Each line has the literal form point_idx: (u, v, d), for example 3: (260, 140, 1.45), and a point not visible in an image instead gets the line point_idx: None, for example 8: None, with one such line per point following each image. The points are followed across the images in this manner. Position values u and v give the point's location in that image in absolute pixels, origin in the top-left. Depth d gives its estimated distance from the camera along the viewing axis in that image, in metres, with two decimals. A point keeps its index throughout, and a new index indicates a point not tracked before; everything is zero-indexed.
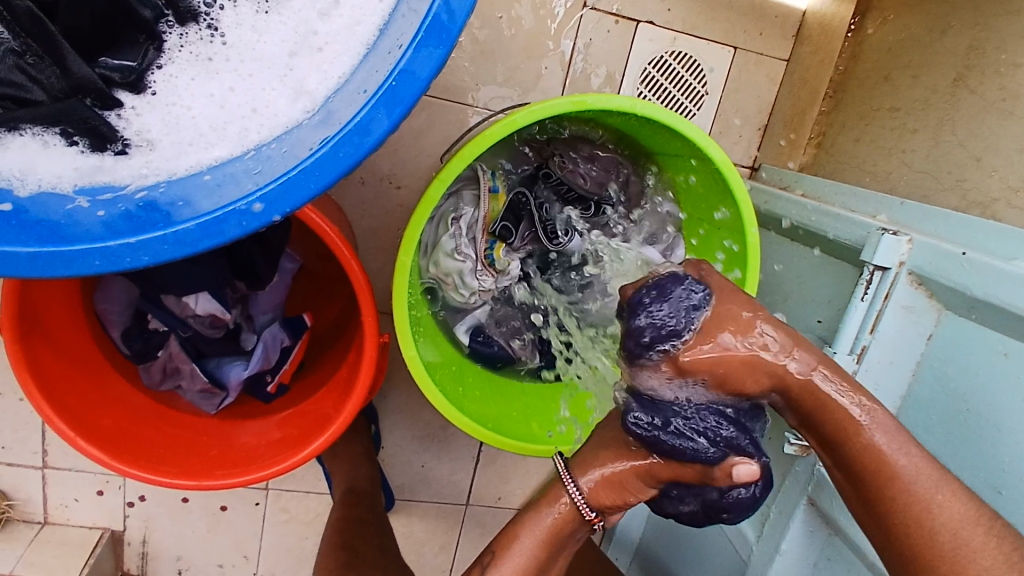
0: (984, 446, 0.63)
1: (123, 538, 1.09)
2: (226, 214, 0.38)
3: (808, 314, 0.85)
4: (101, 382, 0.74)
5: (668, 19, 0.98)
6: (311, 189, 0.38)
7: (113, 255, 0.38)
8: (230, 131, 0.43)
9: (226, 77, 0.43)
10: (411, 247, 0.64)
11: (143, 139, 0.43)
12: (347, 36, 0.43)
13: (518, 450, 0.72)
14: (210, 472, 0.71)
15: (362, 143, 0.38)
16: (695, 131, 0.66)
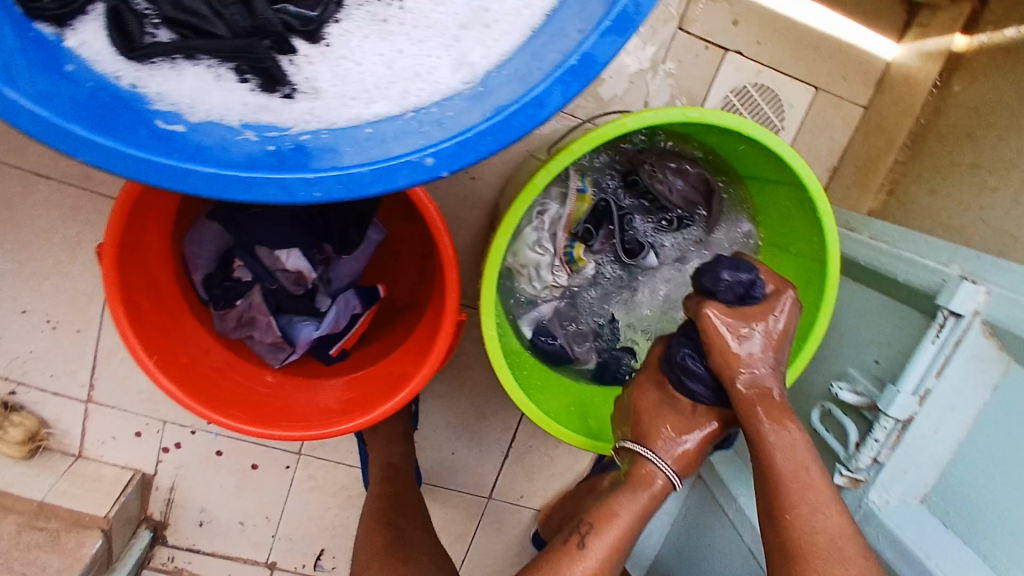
0: None
1: (152, 482, 1.11)
2: (401, 163, 0.40)
3: (866, 353, 0.87)
4: (179, 320, 0.76)
5: (756, 51, 1.00)
6: (480, 152, 0.40)
7: (288, 187, 0.40)
8: (392, 91, 0.46)
9: (397, 40, 0.46)
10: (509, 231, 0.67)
11: (310, 86, 0.45)
12: (515, 17, 0.46)
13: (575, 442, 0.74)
14: (276, 422, 0.74)
15: (536, 114, 0.40)
16: (794, 157, 0.68)
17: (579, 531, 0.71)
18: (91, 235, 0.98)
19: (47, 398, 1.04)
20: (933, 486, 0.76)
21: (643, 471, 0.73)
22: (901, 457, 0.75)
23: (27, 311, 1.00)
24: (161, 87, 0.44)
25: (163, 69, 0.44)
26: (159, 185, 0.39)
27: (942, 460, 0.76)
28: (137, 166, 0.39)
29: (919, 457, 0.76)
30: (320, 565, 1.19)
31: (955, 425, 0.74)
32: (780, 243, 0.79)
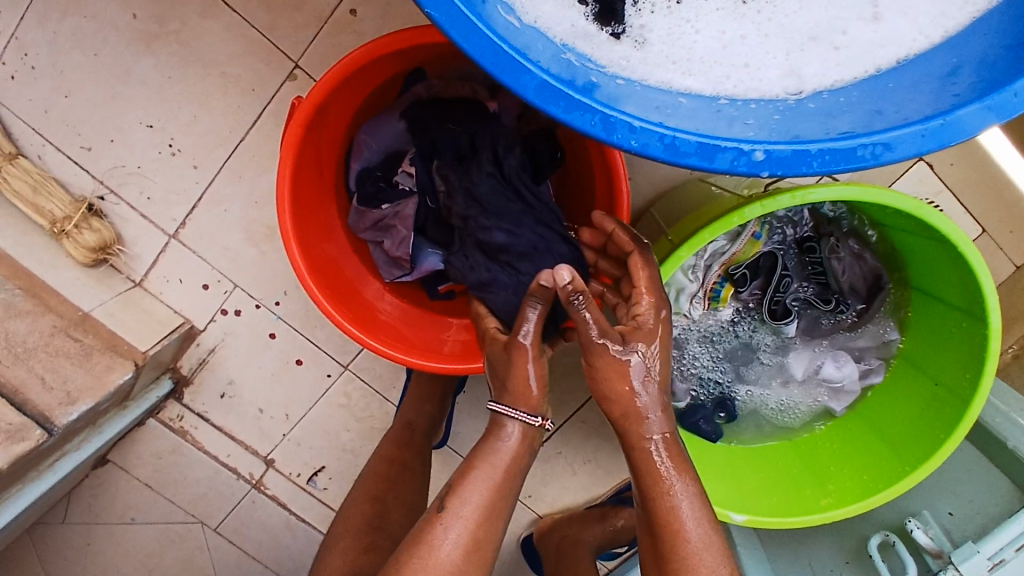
0: None
1: (196, 336, 1.08)
2: (729, 146, 0.38)
3: (939, 502, 0.86)
4: (322, 200, 0.75)
5: (945, 171, 0.99)
6: (811, 167, 0.38)
7: (610, 124, 0.38)
8: (716, 71, 0.44)
9: (744, 24, 0.44)
10: (695, 246, 0.68)
11: (640, 35, 0.44)
12: (866, 51, 0.44)
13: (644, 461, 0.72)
14: (377, 335, 0.72)
15: (879, 154, 0.38)
16: (993, 292, 0.66)
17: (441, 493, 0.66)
18: (246, 83, 0.97)
19: (134, 218, 1.03)
20: None
21: (497, 424, 0.67)
22: None
23: (155, 128, 0.99)
24: None
25: None
26: (487, 70, 0.38)
27: None
28: (474, 42, 0.37)
29: None
30: (314, 480, 1.16)
31: None
32: (918, 365, 0.77)
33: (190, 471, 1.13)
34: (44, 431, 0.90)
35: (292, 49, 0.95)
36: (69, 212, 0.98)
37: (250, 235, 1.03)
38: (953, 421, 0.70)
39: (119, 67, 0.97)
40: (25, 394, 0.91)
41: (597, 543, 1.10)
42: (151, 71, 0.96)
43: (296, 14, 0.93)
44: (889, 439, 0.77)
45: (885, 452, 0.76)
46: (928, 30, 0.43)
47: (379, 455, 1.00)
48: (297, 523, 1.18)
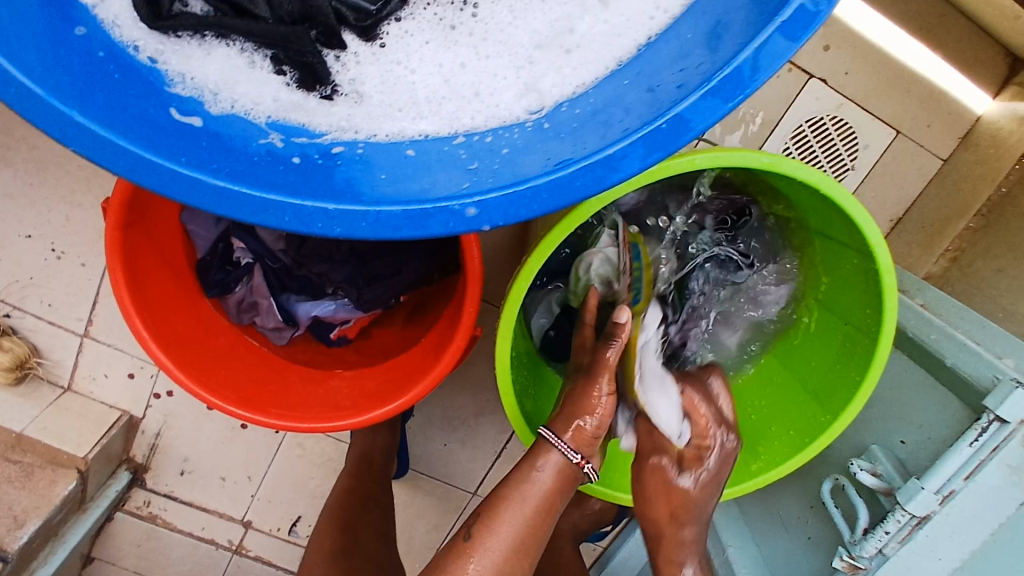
0: None
1: (139, 425, 1.08)
2: (437, 210, 0.35)
3: (892, 431, 0.83)
4: (179, 285, 0.73)
5: (842, 83, 0.92)
6: (532, 209, 0.35)
7: (304, 216, 0.35)
8: (445, 108, 0.40)
9: (461, 51, 0.40)
10: (544, 253, 0.63)
11: (354, 90, 0.40)
12: (602, 45, 0.39)
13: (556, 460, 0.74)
14: (266, 409, 0.70)
15: (605, 178, 0.34)
16: (870, 228, 0.62)
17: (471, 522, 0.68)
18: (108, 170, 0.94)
19: (42, 327, 1.01)
20: None
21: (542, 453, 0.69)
22: (909, 554, 0.74)
23: (33, 237, 0.96)
24: (184, 67, 0.39)
25: (189, 45, 0.39)
26: (161, 192, 0.34)
27: (950, 564, 0.74)
28: (136, 166, 0.34)
29: (927, 557, 0.74)
30: (295, 531, 1.16)
31: (971, 533, 0.73)
32: (827, 303, 0.74)
33: (171, 550, 1.14)
34: None
35: None
36: None
37: None
38: (867, 362, 0.67)
39: None
40: None
41: (579, 531, 1.10)
42: (11, 182, 0.93)
43: None
44: (811, 388, 0.74)
45: (810, 401, 0.74)
46: (666, 3, 0.38)
47: (330, 504, 0.99)
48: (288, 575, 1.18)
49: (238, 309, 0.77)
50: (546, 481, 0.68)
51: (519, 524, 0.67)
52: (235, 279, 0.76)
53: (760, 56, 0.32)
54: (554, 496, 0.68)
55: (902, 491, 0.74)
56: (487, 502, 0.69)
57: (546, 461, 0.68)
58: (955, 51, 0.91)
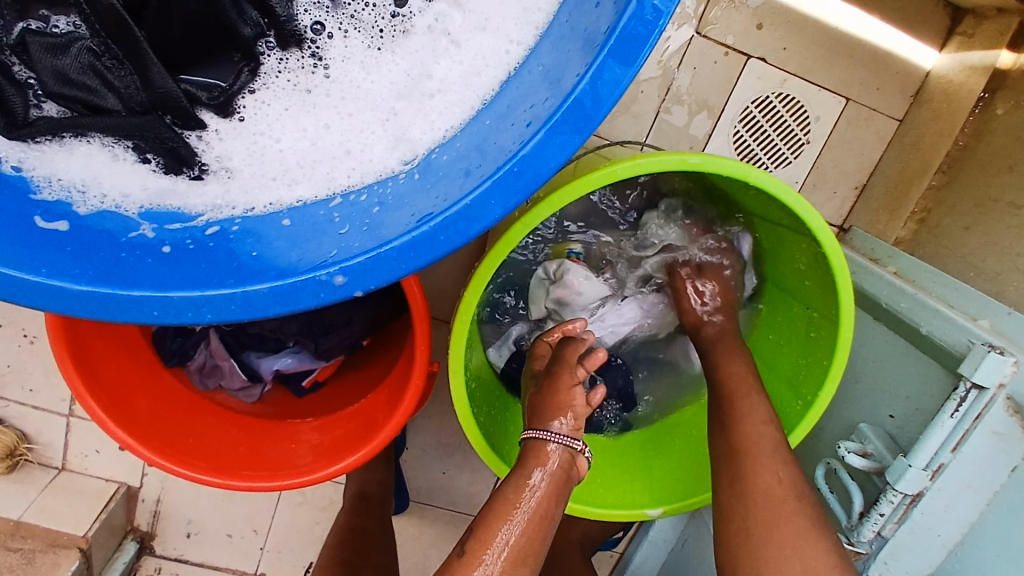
0: None
1: (139, 494, 1.10)
2: (305, 283, 0.34)
3: (881, 406, 0.79)
4: (137, 363, 0.73)
5: (782, 59, 0.90)
6: (400, 269, 0.34)
7: (174, 308, 0.34)
8: (317, 171, 0.39)
9: (323, 113, 0.39)
10: (480, 284, 0.62)
11: (222, 166, 0.39)
12: (463, 86, 0.38)
13: None
14: (236, 473, 0.70)
15: (467, 228, 0.33)
16: (808, 212, 0.60)
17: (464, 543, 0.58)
18: None
19: (29, 412, 1.02)
20: (938, 566, 0.70)
21: (542, 451, 0.62)
22: (907, 536, 0.69)
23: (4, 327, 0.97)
24: (51, 168, 0.38)
25: (48, 148, 0.38)
26: (28, 306, 0.34)
27: (951, 541, 0.69)
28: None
29: (927, 536, 0.69)
30: None
31: (969, 507, 0.67)
32: (790, 290, 0.72)
33: None
34: None
35: None
36: None
37: None
38: (831, 348, 0.65)
39: None
40: None
41: (588, 542, 1.08)
42: None
43: None
44: (787, 378, 0.73)
45: (784, 390, 0.72)
46: (519, 35, 0.38)
47: None
48: None
49: (201, 376, 0.77)
50: (542, 485, 0.60)
51: (520, 529, 0.57)
52: (192, 345, 0.75)
53: (598, 86, 0.31)
54: (555, 501, 0.60)
55: (891, 470, 0.68)
56: (482, 513, 0.59)
57: (545, 462, 0.62)
58: (894, 9, 0.88)
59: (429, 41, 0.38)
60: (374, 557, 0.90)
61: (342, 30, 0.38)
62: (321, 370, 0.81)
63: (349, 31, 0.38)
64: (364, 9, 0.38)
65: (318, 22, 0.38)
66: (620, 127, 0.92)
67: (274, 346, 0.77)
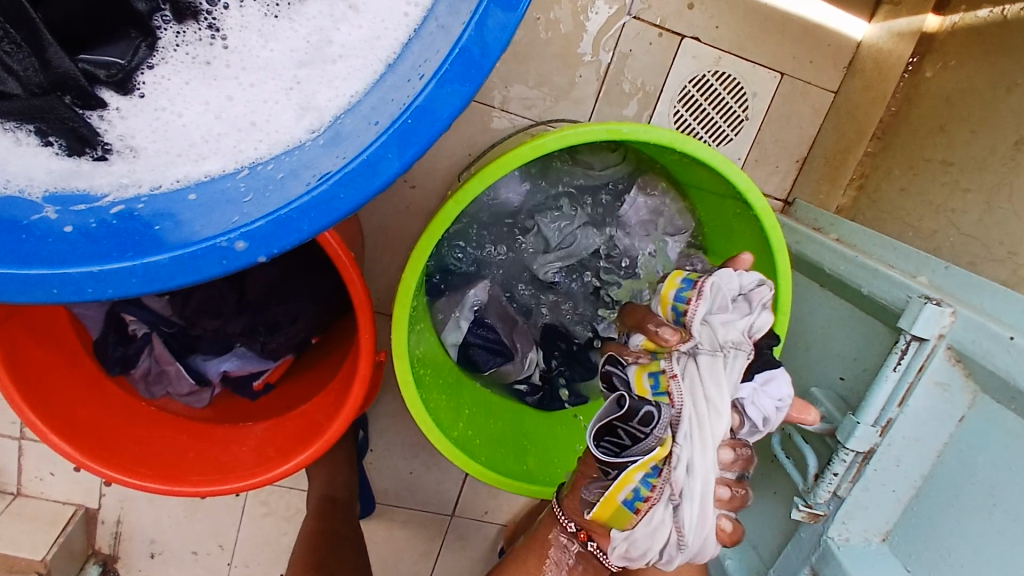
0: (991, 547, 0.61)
1: (98, 516, 1.06)
2: (206, 250, 0.33)
3: (829, 369, 0.80)
4: (77, 373, 0.70)
5: (715, 37, 0.91)
6: (303, 230, 0.33)
7: (74, 283, 0.33)
8: (223, 145, 0.39)
9: (225, 84, 0.38)
10: (418, 267, 0.62)
11: (126, 145, 0.38)
12: (365, 51, 0.38)
13: (495, 480, 0.70)
14: (184, 478, 0.68)
15: (367, 183, 0.33)
16: (737, 175, 0.61)
17: None
18: None
19: None
20: (895, 524, 0.71)
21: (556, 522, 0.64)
22: (862, 494, 0.69)
23: None
24: None
25: None
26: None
27: (906, 495, 0.70)
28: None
29: (881, 493, 0.70)
30: None
31: (919, 460, 0.68)
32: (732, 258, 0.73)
33: None
34: None
35: None
36: None
37: None
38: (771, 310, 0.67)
39: None
40: None
41: None
42: None
43: None
44: None
45: None
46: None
47: None
48: None
49: (148, 384, 0.75)
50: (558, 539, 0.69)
51: None
52: (135, 353, 0.73)
53: (483, 32, 0.32)
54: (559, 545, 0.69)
55: (841, 430, 0.70)
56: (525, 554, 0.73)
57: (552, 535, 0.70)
58: None
59: (328, 6, 0.38)
60: (337, 561, 0.88)
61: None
62: (272, 372, 0.79)
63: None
64: None
65: None
66: (562, 113, 0.93)
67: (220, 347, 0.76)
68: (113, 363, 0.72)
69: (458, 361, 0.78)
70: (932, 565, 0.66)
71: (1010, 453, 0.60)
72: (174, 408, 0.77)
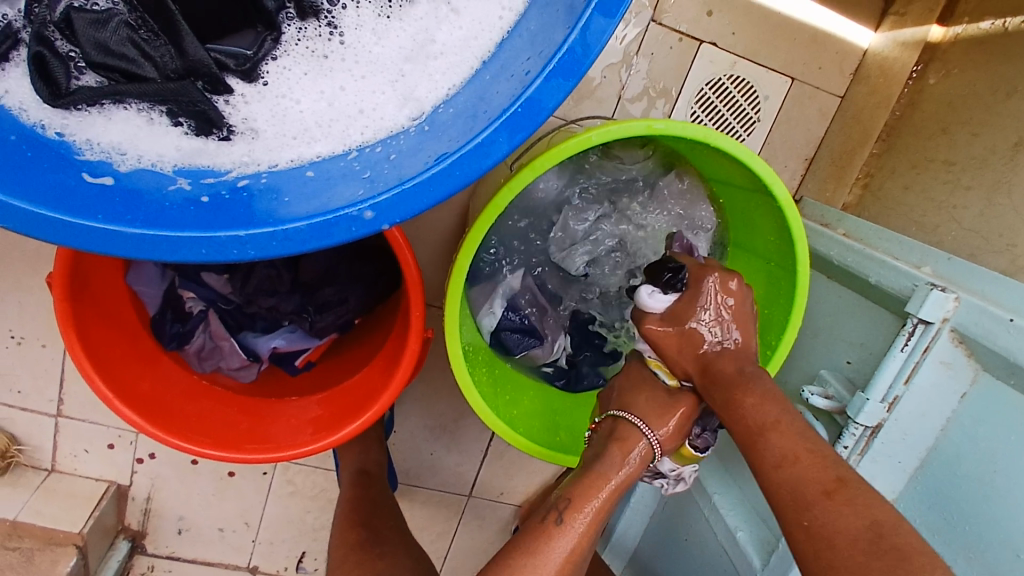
0: (993, 510, 0.67)
1: (128, 493, 1.10)
2: (338, 218, 0.38)
3: (837, 353, 0.86)
4: (136, 346, 0.74)
5: (731, 43, 0.97)
6: (422, 203, 0.38)
7: (221, 245, 0.38)
8: (334, 129, 0.43)
9: (338, 76, 0.43)
10: (471, 249, 0.67)
11: (248, 127, 0.43)
12: (463, 49, 0.43)
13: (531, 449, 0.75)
14: (241, 447, 0.72)
15: (480, 163, 0.38)
16: (765, 170, 0.67)
17: (557, 506, 0.64)
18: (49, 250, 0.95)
19: (17, 414, 1.03)
20: (902, 492, 0.77)
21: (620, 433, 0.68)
22: (871, 465, 0.76)
23: None
24: (90, 133, 0.42)
25: (90, 114, 0.42)
26: (77, 246, 0.37)
27: (911, 466, 0.76)
28: (34, 226, 0.37)
29: (889, 464, 0.76)
30: (303, 566, 1.19)
31: (924, 434, 0.74)
32: (755, 250, 0.78)
33: None
34: None
35: None
36: None
37: None
38: (790, 296, 0.72)
39: None
40: None
41: None
42: None
43: None
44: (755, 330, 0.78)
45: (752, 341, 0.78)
46: (510, 2, 0.43)
47: None
48: None
49: (200, 359, 0.79)
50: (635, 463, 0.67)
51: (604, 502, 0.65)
52: (192, 329, 0.77)
53: (586, 35, 0.37)
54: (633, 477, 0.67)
55: (851, 406, 0.76)
56: (576, 483, 0.66)
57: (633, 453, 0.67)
58: None
59: (432, 9, 0.43)
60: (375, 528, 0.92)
61: (355, 1, 0.43)
62: (314, 351, 0.83)
63: (360, 2, 0.43)
64: None
65: None
66: (586, 111, 0.98)
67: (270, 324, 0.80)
68: (171, 338, 0.76)
69: (492, 344, 0.82)
70: (938, 528, 0.72)
71: (1010, 424, 0.67)
72: (223, 383, 0.80)
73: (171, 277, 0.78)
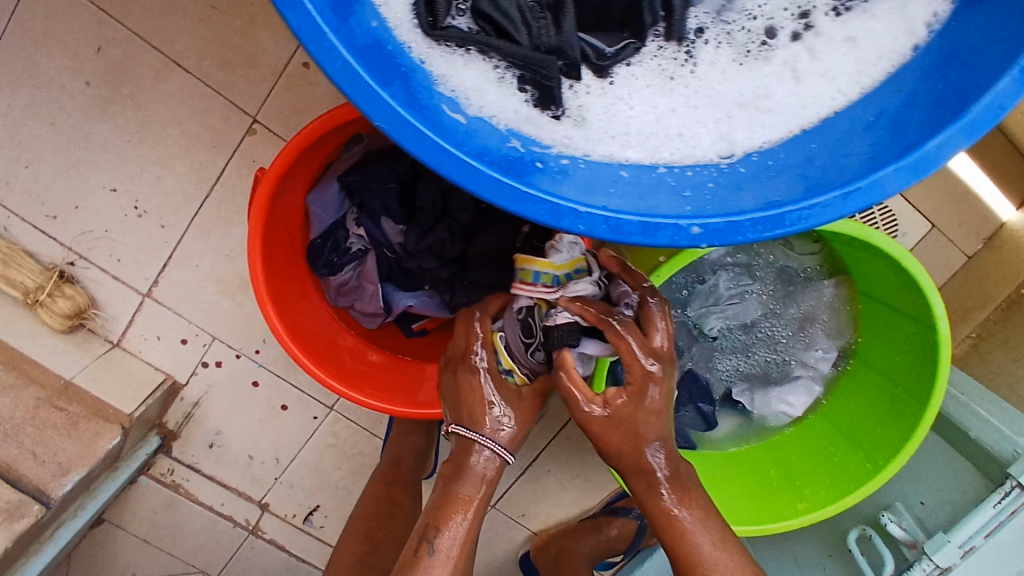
0: None
1: (179, 391, 1.10)
2: (668, 225, 0.41)
3: (910, 492, 0.89)
4: (290, 263, 0.78)
5: None
6: (745, 236, 0.41)
7: (558, 213, 0.41)
8: (652, 142, 0.47)
9: (675, 98, 0.46)
10: (660, 278, 0.70)
11: (579, 114, 0.46)
12: (791, 112, 0.46)
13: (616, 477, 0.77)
14: (355, 387, 0.75)
15: (807, 219, 0.41)
16: (938, 304, 0.70)
17: (427, 533, 0.71)
18: (207, 141, 0.96)
19: (106, 281, 1.02)
20: None
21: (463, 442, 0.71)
22: None
23: (118, 191, 0.98)
24: (445, 69, 0.44)
25: (454, 55, 0.44)
26: (433, 165, 0.40)
27: None
28: (404, 135, 0.39)
29: None
30: (309, 519, 1.19)
31: None
32: (881, 370, 0.81)
33: (186, 523, 1.14)
34: (41, 505, 0.89)
35: (250, 104, 0.95)
36: (41, 282, 0.97)
37: (224, 287, 1.04)
38: (913, 423, 0.75)
39: (76, 133, 0.95)
40: (17, 471, 0.90)
41: (591, 554, 1.14)
42: (108, 136, 0.96)
43: (252, 70, 0.94)
44: (860, 442, 0.81)
45: (852, 453, 0.81)
46: (846, 88, 0.46)
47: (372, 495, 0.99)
48: (298, 563, 1.20)
49: (338, 292, 0.83)
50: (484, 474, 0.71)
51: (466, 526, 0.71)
52: (345, 263, 0.81)
53: (940, 148, 0.40)
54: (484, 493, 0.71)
55: (929, 542, 0.76)
56: (437, 500, 0.72)
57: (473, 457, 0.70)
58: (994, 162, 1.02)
59: (777, 71, 0.47)
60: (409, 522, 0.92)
61: (717, 40, 0.46)
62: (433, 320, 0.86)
63: (721, 43, 0.46)
64: (740, 30, 0.46)
65: (700, 27, 0.46)
66: None
67: (413, 284, 0.82)
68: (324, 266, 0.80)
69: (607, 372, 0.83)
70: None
71: None
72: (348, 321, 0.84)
73: (346, 208, 0.81)
